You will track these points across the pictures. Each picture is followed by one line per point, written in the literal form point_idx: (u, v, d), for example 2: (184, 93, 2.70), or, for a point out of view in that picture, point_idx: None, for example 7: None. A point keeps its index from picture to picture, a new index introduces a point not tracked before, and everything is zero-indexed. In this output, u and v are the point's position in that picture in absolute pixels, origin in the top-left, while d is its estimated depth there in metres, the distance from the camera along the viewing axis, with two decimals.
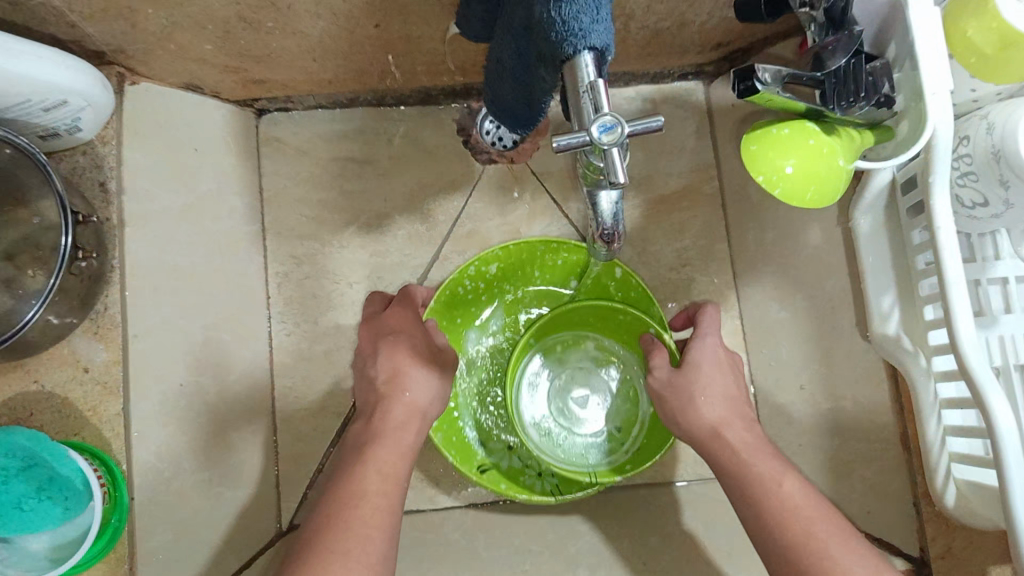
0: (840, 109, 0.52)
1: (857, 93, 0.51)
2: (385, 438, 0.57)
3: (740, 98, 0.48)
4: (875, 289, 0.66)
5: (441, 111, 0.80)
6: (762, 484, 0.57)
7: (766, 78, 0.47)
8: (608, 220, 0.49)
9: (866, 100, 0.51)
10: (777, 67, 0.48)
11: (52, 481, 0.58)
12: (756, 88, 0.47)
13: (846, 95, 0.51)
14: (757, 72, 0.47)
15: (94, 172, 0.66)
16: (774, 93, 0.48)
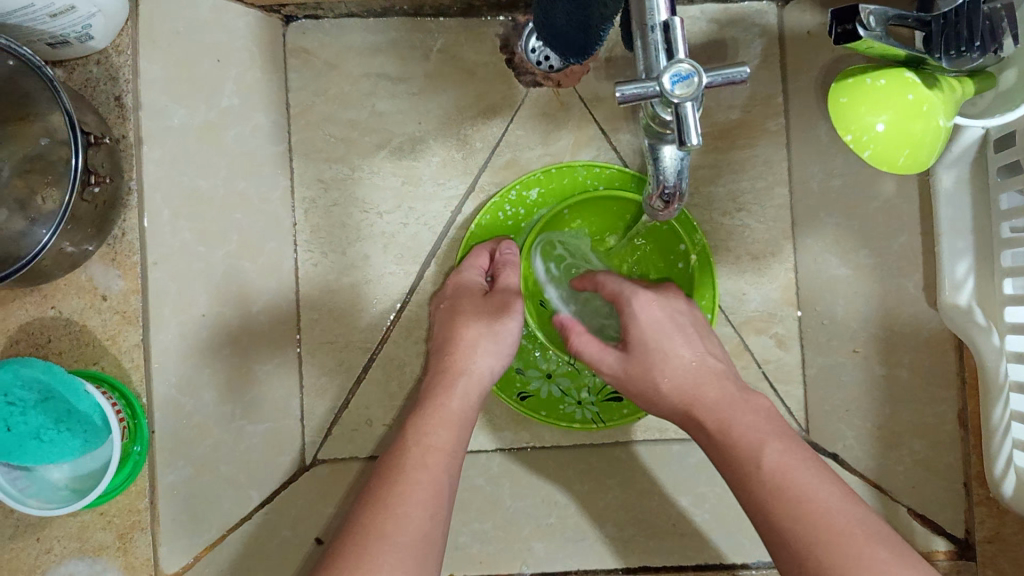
0: (947, 58, 0.46)
1: (971, 41, 0.45)
2: (436, 409, 0.58)
3: (835, 43, 0.42)
4: (948, 253, 0.61)
5: (483, 25, 0.73)
6: (730, 420, 0.53)
7: (869, 24, 0.41)
8: (670, 176, 0.43)
9: (980, 50, 0.45)
10: (881, 10, 0.41)
11: (71, 414, 0.57)
12: (858, 33, 0.40)
13: (957, 42, 0.45)
14: (860, 15, 0.40)
15: (108, 84, 0.60)
16: (875, 40, 0.41)
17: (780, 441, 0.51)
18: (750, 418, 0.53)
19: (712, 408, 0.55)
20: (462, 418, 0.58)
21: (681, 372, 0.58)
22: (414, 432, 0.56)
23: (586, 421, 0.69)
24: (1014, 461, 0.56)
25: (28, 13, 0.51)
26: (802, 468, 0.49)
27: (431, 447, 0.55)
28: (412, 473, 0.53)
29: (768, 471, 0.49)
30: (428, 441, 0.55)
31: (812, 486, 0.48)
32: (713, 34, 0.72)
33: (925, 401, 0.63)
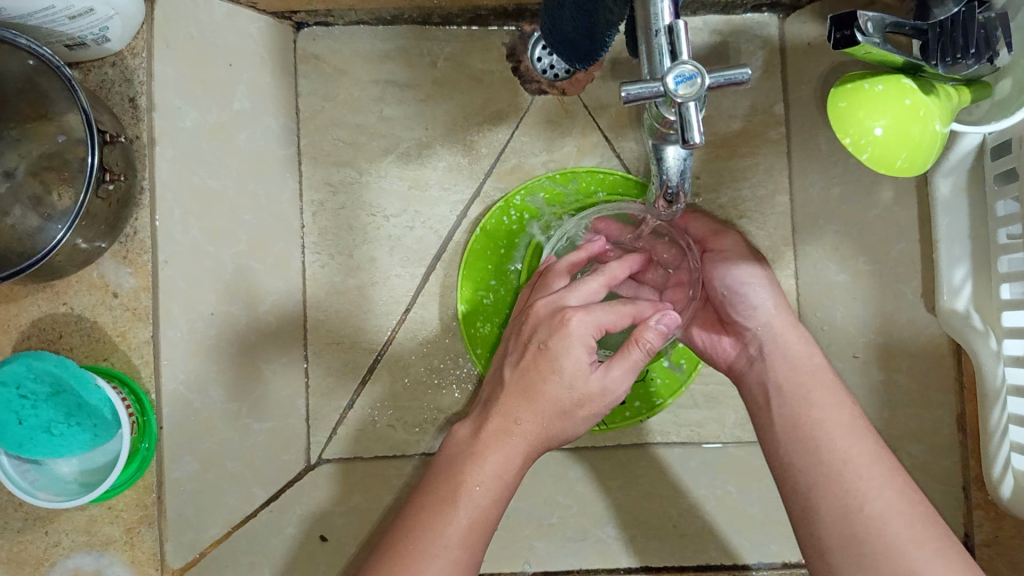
0: (943, 66, 0.47)
1: (966, 50, 0.47)
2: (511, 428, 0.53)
3: (834, 49, 0.43)
4: (946, 259, 0.62)
5: (490, 34, 0.74)
6: (820, 395, 0.54)
7: (867, 30, 0.42)
8: (673, 176, 0.44)
9: (975, 58, 0.47)
10: (879, 17, 0.42)
11: (81, 408, 0.58)
12: (856, 39, 0.41)
13: (952, 51, 0.47)
14: (858, 22, 0.41)
15: (123, 86, 0.61)
16: (874, 45, 0.42)
17: (861, 429, 0.52)
18: (838, 401, 0.54)
19: (801, 382, 0.56)
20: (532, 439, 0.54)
21: (785, 331, 0.58)
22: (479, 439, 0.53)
23: (589, 424, 0.70)
24: (1011, 463, 0.57)
25: (48, 13, 0.53)
26: (872, 454, 0.50)
27: (472, 482, 0.51)
28: (452, 506, 0.50)
29: (842, 455, 0.51)
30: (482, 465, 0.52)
31: (880, 478, 0.49)
32: (715, 44, 0.73)
33: (924, 405, 0.65)
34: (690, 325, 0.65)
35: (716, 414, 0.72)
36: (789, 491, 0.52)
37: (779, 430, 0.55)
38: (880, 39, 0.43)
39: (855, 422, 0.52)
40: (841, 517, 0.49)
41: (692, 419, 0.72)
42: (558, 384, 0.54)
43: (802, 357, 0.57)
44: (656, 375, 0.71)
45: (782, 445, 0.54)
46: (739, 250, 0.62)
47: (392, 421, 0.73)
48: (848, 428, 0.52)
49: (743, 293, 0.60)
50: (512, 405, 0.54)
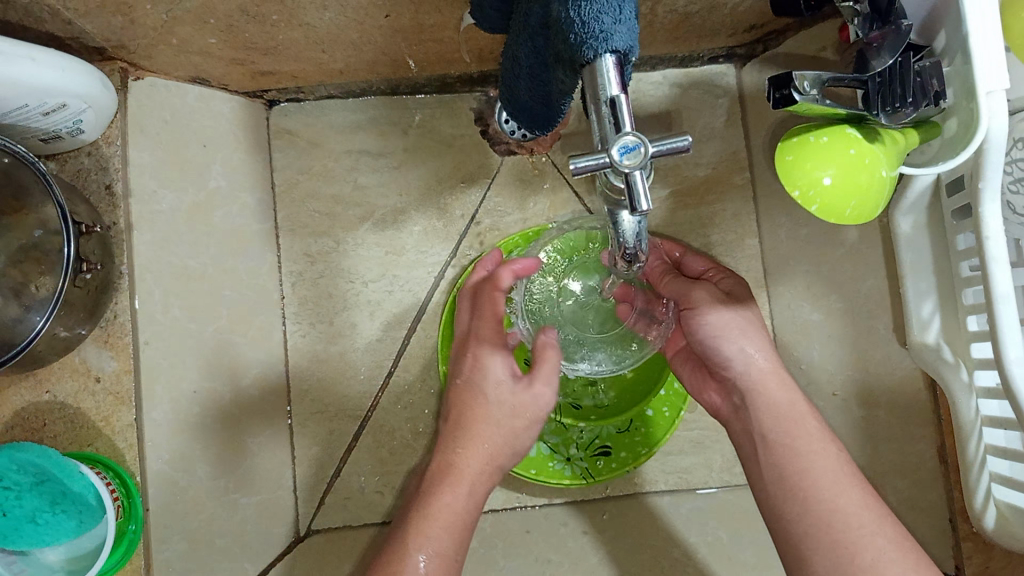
0: (885, 114, 0.49)
1: (904, 98, 0.49)
2: (460, 467, 0.57)
3: (776, 107, 0.45)
4: (913, 293, 0.63)
5: (458, 99, 0.76)
6: (807, 442, 0.53)
7: (805, 88, 0.44)
8: (630, 238, 0.46)
9: (914, 106, 0.49)
10: (816, 75, 0.44)
11: (66, 495, 0.57)
12: (794, 98, 0.43)
13: (892, 99, 0.49)
14: (795, 81, 0.43)
15: (100, 173, 0.62)
16: (813, 102, 0.44)
17: (847, 473, 0.51)
18: (824, 448, 0.52)
19: (789, 428, 0.54)
20: (483, 476, 0.58)
21: (769, 380, 0.56)
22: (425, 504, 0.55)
23: (576, 478, 0.70)
24: (993, 493, 0.57)
25: (22, 112, 0.54)
26: (862, 505, 0.49)
27: (438, 512, 0.55)
28: (419, 536, 0.53)
29: (832, 505, 0.49)
30: (446, 500, 0.55)
31: (877, 532, 0.48)
32: (675, 97, 0.76)
33: (904, 439, 0.65)
34: (682, 364, 0.66)
35: (704, 459, 0.72)
36: (782, 540, 0.51)
37: (767, 480, 0.53)
38: (819, 95, 0.45)
39: (842, 469, 0.51)
40: (836, 575, 0.47)
41: (679, 466, 0.72)
42: (496, 415, 0.58)
43: (789, 400, 0.55)
44: (640, 425, 0.71)
45: (773, 497, 0.52)
46: (709, 300, 0.59)
47: (380, 487, 0.73)
48: (836, 473, 0.51)
49: (715, 341, 0.58)
50: (452, 450, 0.58)
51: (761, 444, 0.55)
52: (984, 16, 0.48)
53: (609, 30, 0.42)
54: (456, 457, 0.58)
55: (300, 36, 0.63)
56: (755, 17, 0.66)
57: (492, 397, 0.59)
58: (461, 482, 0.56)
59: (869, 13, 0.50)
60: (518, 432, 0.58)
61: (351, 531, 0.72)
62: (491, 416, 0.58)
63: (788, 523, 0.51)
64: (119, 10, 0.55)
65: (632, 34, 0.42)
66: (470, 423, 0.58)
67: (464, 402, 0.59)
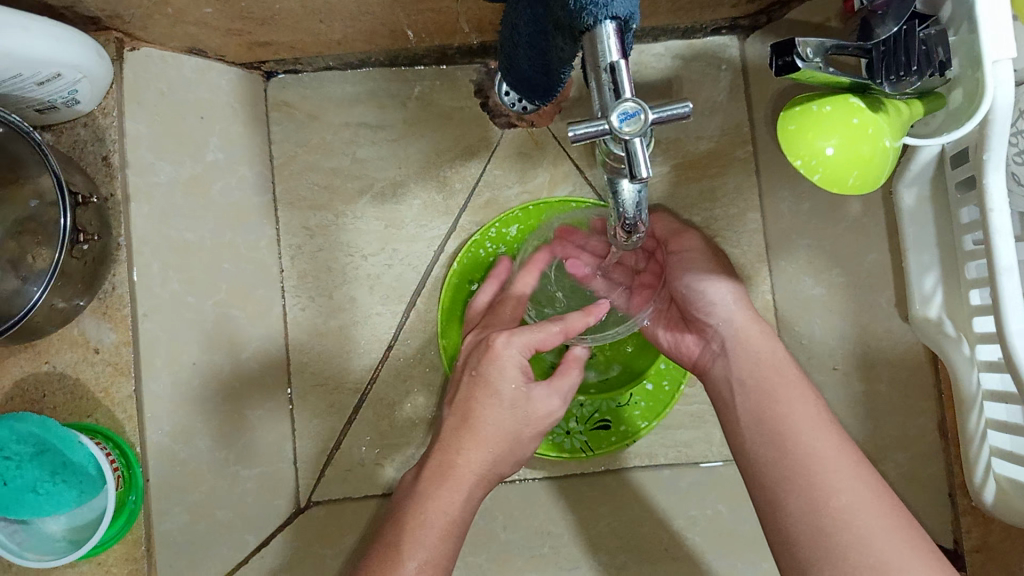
0: (889, 83, 0.49)
1: (908, 67, 0.48)
2: (460, 467, 0.55)
3: (777, 75, 0.44)
4: (916, 268, 0.62)
5: (458, 70, 0.75)
6: (832, 461, 0.49)
7: (807, 54, 0.43)
8: (630, 209, 0.45)
9: (918, 75, 0.48)
10: (819, 43, 0.44)
11: (66, 466, 0.57)
12: (796, 65, 0.42)
13: (896, 68, 0.49)
14: (797, 47, 0.42)
15: (96, 145, 0.61)
16: (816, 69, 0.43)
17: (875, 490, 0.48)
18: (830, 448, 0.50)
19: (808, 448, 0.51)
20: (499, 444, 0.56)
21: (788, 398, 0.54)
22: (447, 452, 0.56)
23: (575, 450, 0.70)
24: (993, 468, 0.56)
25: (16, 82, 0.54)
26: (889, 528, 0.46)
27: (462, 470, 0.55)
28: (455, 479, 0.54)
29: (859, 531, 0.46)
30: (443, 500, 0.53)
31: (883, 537, 0.46)
32: (678, 69, 0.75)
33: (905, 414, 0.65)
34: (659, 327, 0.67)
35: (704, 433, 0.73)
36: (778, 535, 0.49)
37: (771, 476, 0.51)
38: (823, 63, 0.44)
39: (871, 489, 0.48)
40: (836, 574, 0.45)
41: (679, 440, 0.73)
42: (501, 415, 0.56)
43: (812, 420, 0.52)
44: (640, 399, 0.71)
45: (774, 488, 0.51)
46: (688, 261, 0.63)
47: (380, 459, 0.74)
48: (863, 497, 0.47)
49: (703, 295, 0.61)
50: (453, 449, 0.56)
51: (769, 438, 0.53)
52: None
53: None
54: (461, 457, 0.55)
55: (297, 6, 0.62)
56: None
57: (500, 395, 0.56)
58: (481, 441, 0.56)
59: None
60: (521, 438, 0.57)
61: (351, 503, 0.72)
62: (495, 417, 0.56)
63: (786, 517, 0.49)
64: None
65: (632, 0, 0.42)
66: (475, 421, 0.56)
67: (474, 398, 0.56)
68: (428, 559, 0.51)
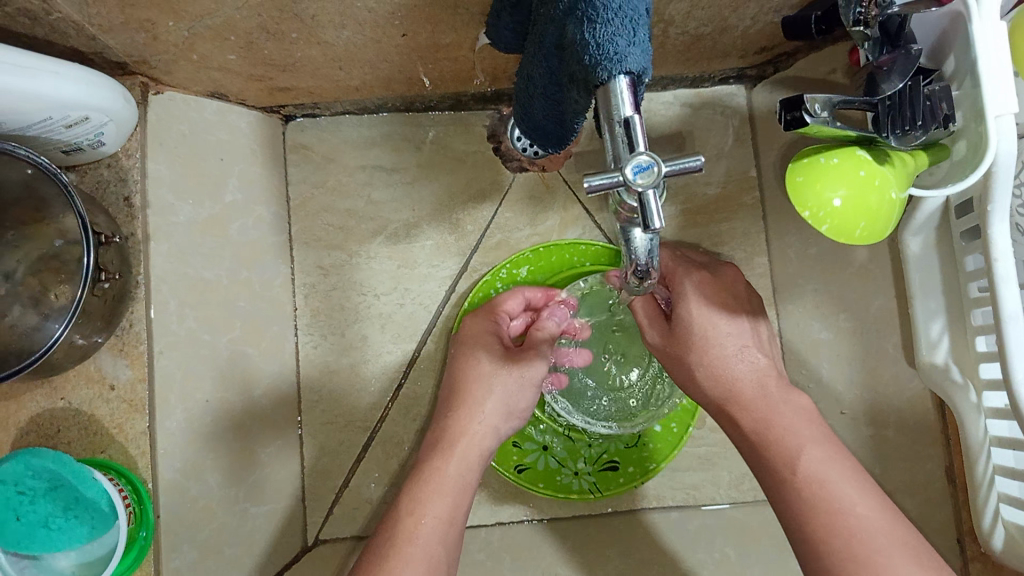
0: (895, 137, 0.50)
1: (914, 122, 0.49)
2: (461, 433, 0.61)
3: (787, 129, 0.45)
4: (923, 314, 0.63)
5: (471, 116, 0.77)
6: (850, 512, 0.50)
7: (816, 110, 0.44)
8: (642, 255, 0.46)
9: (923, 129, 0.49)
10: (828, 98, 0.45)
11: (79, 501, 0.58)
12: (805, 120, 0.44)
13: (901, 123, 0.50)
14: (806, 104, 0.44)
15: (118, 185, 0.62)
16: (824, 124, 0.45)
17: (899, 540, 0.48)
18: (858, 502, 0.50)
19: (838, 514, 0.50)
20: (480, 442, 0.61)
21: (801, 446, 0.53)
22: (437, 452, 0.60)
23: (583, 492, 0.70)
24: (1001, 514, 0.56)
25: (45, 125, 0.55)
26: None
27: (446, 472, 0.59)
28: (442, 473, 0.59)
29: None
30: (443, 467, 0.59)
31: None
32: (686, 117, 0.77)
33: (913, 459, 0.65)
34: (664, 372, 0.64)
35: (712, 475, 0.72)
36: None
37: (801, 537, 0.50)
38: (831, 117, 0.45)
39: (895, 537, 0.48)
40: None
41: (687, 483, 0.72)
42: (491, 383, 0.63)
43: (829, 467, 0.52)
44: (649, 440, 0.71)
45: (804, 548, 0.50)
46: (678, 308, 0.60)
47: (387, 498, 0.74)
48: (886, 550, 0.48)
49: (721, 363, 0.58)
50: (450, 419, 0.62)
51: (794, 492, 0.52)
52: (993, 42, 0.49)
53: (622, 52, 0.43)
54: (456, 425, 0.62)
55: (318, 54, 0.64)
56: (766, 40, 0.67)
57: (479, 360, 0.64)
58: (465, 441, 0.61)
59: (878, 38, 0.50)
60: (515, 401, 0.63)
61: (359, 542, 0.72)
62: (491, 387, 0.62)
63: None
64: (141, 27, 0.57)
65: (645, 56, 0.43)
66: (464, 391, 0.63)
67: (460, 374, 0.64)
68: (439, 516, 0.56)
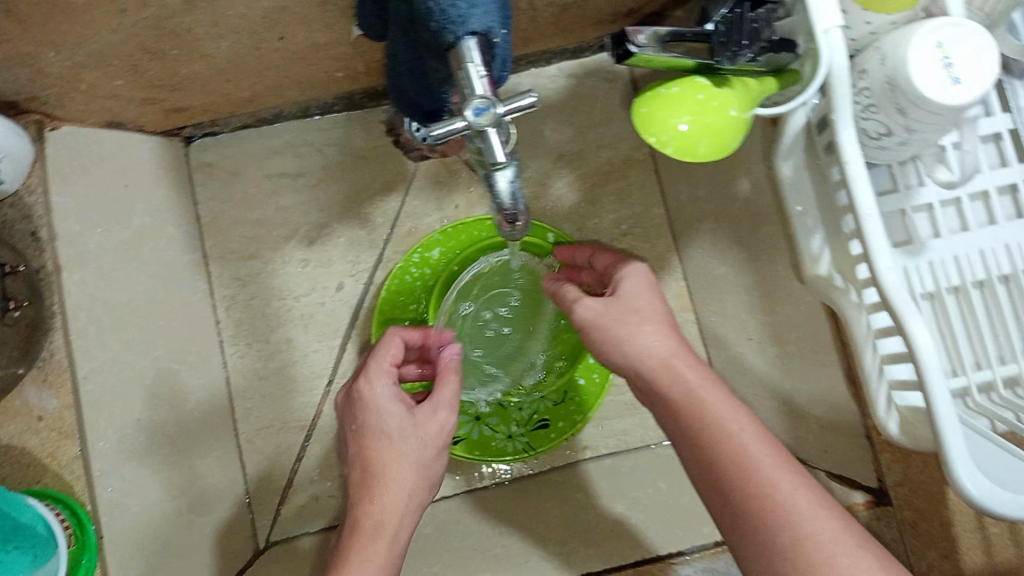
0: (728, 59, 0.55)
1: (743, 43, 0.55)
2: (373, 515, 0.54)
3: (621, 63, 0.48)
4: (803, 233, 0.66)
5: (368, 114, 0.79)
6: (821, 520, 0.43)
7: (641, 41, 0.47)
8: (506, 200, 0.49)
9: (750, 49, 0.55)
10: (654, 30, 0.47)
11: (15, 531, 0.55)
12: (633, 51, 0.46)
13: (733, 45, 0.55)
14: (631, 36, 0.46)
15: (24, 222, 0.63)
16: (653, 54, 0.47)
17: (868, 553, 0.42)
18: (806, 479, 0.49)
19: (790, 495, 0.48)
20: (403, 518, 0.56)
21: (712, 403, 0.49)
22: (356, 531, 0.54)
23: (518, 452, 0.74)
24: (895, 401, 0.59)
25: None
26: None
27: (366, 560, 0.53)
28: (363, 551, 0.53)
29: None
30: (366, 557, 0.53)
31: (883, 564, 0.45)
32: (573, 87, 0.80)
33: (817, 370, 0.69)
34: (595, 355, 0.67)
35: (639, 419, 0.77)
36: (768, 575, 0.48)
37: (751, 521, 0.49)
38: (660, 49, 0.48)
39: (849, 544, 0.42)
40: None
41: (617, 428, 0.77)
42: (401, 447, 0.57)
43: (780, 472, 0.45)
44: (573, 394, 0.76)
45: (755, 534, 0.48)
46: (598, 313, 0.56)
47: (332, 490, 0.76)
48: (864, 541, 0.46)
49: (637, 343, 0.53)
50: (366, 499, 0.55)
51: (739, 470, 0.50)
52: None
53: (466, 14, 0.48)
54: (370, 502, 0.55)
55: (204, 68, 0.66)
56: (631, 2, 0.71)
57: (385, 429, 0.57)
58: (384, 525, 0.54)
59: None
60: (422, 463, 0.57)
61: (310, 537, 0.74)
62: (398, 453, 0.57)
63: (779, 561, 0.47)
64: (22, 62, 0.58)
65: (487, 15, 0.48)
66: (378, 466, 0.56)
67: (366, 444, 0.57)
68: None
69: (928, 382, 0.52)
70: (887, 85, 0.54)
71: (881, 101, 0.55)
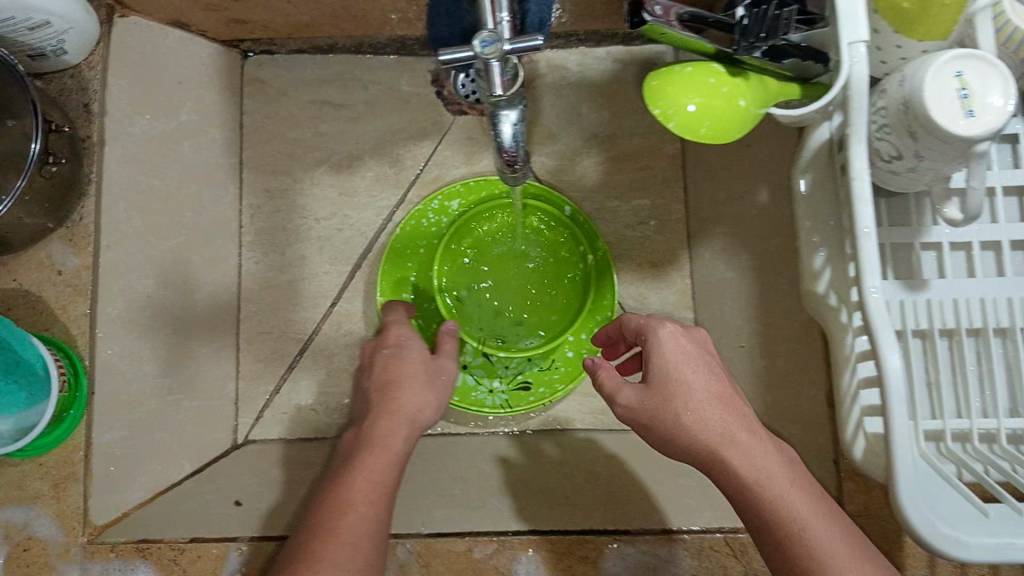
0: (744, 50, 0.53)
1: (759, 36, 0.52)
2: (394, 412, 0.61)
3: (634, 29, 0.50)
4: (807, 246, 0.65)
5: (417, 60, 0.81)
6: (804, 543, 0.47)
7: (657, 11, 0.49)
8: (508, 142, 0.52)
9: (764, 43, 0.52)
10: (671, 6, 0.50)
11: (19, 367, 0.64)
12: (644, 19, 0.49)
13: (750, 36, 0.53)
14: (646, 4, 0.49)
15: (79, 94, 0.69)
16: (667, 27, 0.49)
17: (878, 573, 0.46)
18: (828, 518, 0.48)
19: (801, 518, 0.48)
20: (397, 424, 0.60)
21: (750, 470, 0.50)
22: (383, 426, 0.60)
23: (495, 406, 0.77)
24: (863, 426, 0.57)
25: (10, 25, 0.60)
26: None
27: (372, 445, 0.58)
28: (380, 439, 0.59)
29: None
30: (377, 449, 0.58)
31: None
32: (616, 72, 0.81)
33: (796, 385, 0.69)
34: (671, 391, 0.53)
35: None
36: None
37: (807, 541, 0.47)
38: (676, 24, 0.50)
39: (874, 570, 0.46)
40: None
41: (595, 407, 0.79)
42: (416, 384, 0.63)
43: (788, 495, 0.48)
44: (560, 364, 0.78)
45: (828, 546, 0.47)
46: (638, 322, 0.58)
47: (313, 403, 0.79)
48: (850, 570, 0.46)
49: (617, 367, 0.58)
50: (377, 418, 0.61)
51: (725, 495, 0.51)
52: None
53: None
54: (377, 424, 0.60)
55: None
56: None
57: (411, 368, 0.64)
58: (393, 420, 0.60)
59: None
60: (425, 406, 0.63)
61: (285, 443, 0.77)
62: (412, 396, 0.63)
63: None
64: None
65: None
66: (396, 391, 0.63)
67: (391, 365, 0.65)
68: (375, 469, 0.57)
69: (891, 410, 0.48)
70: (902, 106, 0.51)
71: (894, 122, 0.52)
